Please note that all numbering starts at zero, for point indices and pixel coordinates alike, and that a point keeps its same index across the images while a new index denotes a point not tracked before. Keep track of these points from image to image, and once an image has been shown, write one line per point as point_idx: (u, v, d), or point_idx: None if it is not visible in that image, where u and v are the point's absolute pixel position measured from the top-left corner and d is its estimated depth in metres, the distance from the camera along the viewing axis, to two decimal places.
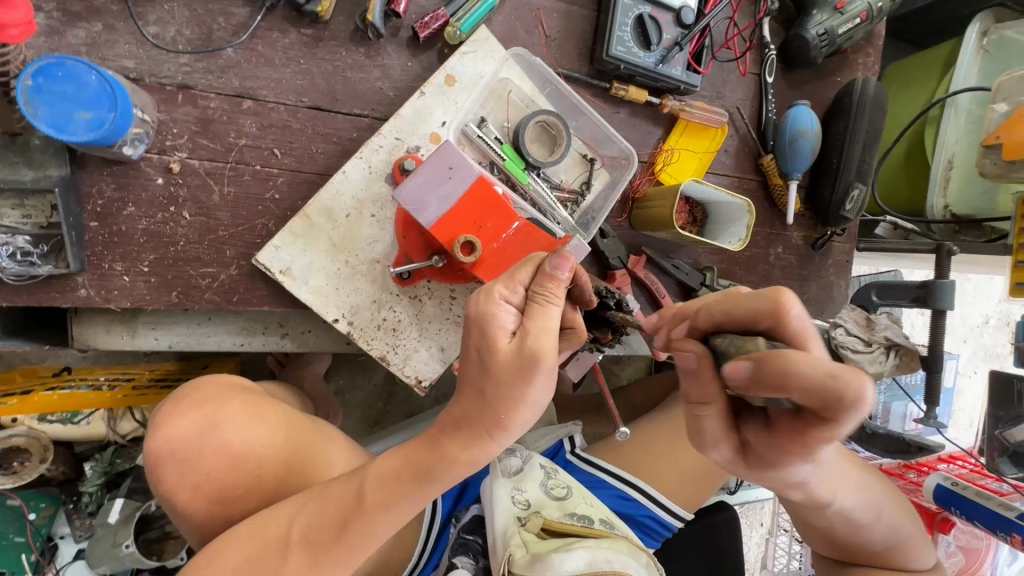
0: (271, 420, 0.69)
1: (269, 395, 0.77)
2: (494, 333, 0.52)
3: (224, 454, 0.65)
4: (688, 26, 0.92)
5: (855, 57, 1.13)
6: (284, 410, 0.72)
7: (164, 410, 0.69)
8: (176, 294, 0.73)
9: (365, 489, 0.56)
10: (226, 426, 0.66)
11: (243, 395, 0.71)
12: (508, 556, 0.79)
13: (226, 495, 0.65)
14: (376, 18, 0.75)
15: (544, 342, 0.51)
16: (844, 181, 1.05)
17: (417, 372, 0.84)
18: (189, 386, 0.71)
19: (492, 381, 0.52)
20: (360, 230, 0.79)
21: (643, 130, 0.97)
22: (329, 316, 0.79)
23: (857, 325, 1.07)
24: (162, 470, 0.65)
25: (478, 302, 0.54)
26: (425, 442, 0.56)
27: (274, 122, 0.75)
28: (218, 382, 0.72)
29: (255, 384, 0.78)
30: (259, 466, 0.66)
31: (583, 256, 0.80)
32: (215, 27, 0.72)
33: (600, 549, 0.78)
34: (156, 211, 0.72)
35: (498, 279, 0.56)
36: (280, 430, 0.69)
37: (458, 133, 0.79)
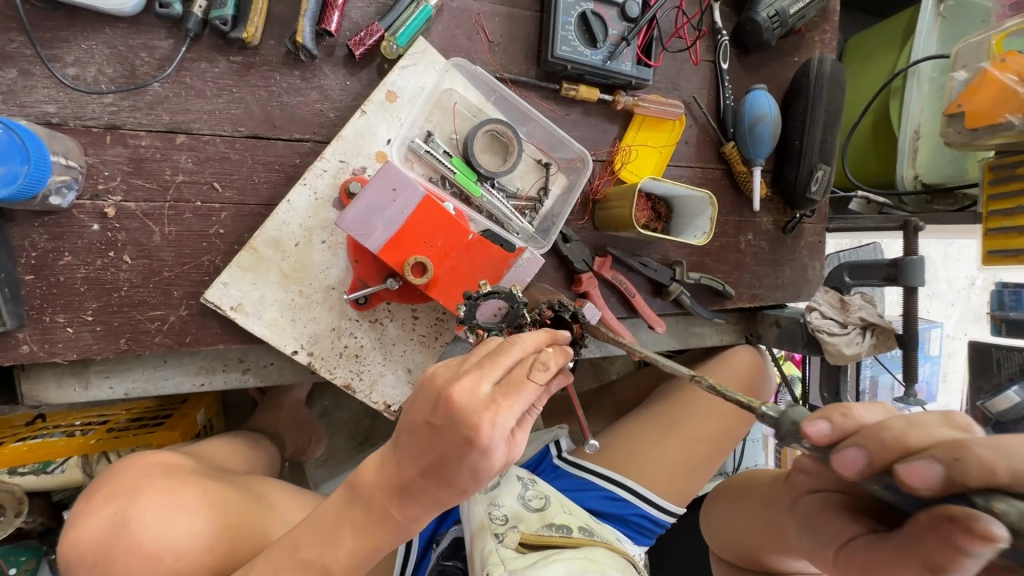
0: (185, 505, 0.67)
1: (198, 470, 0.77)
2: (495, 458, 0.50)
3: (134, 551, 0.62)
4: (634, 19, 0.90)
5: (811, 35, 1.12)
6: (202, 489, 0.71)
7: (81, 509, 0.68)
8: (125, 341, 0.71)
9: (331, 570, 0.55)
10: (136, 521, 0.64)
11: (158, 479, 0.69)
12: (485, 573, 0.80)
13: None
14: (306, 40, 0.73)
15: (522, 443, 0.54)
16: (807, 163, 1.03)
17: (384, 398, 0.83)
18: (114, 474, 0.71)
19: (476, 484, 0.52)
20: (311, 258, 0.77)
21: (599, 129, 0.96)
22: (287, 349, 0.77)
23: (830, 307, 1.05)
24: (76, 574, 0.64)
25: (489, 435, 0.48)
26: (382, 524, 0.55)
27: (211, 155, 0.73)
28: (137, 471, 0.71)
29: (182, 460, 0.77)
30: (177, 556, 0.63)
31: (534, 269, 0.75)
32: (138, 63, 0.69)
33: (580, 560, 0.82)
34: (95, 258, 0.69)
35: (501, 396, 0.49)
36: (198, 514, 0.66)
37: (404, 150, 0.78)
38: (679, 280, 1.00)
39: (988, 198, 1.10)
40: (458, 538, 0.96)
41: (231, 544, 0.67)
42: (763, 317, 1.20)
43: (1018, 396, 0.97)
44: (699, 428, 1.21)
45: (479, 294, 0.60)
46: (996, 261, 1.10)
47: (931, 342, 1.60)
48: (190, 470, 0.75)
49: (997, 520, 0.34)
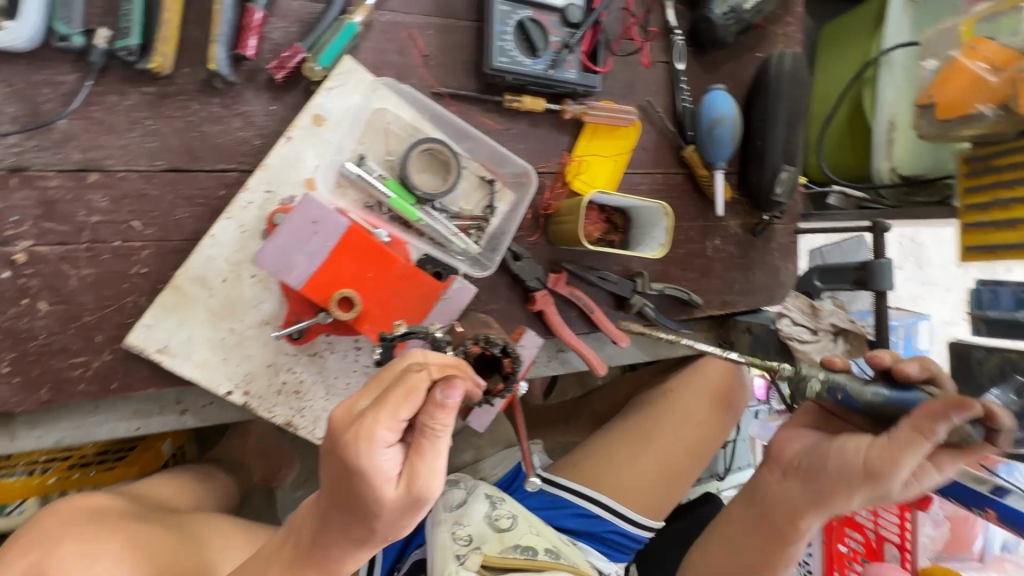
0: (111, 551, 0.61)
1: (134, 509, 0.71)
2: (378, 485, 0.50)
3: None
4: (577, 25, 0.86)
5: (773, 28, 1.07)
6: (131, 532, 0.65)
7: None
8: (46, 391, 0.68)
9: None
10: (56, 571, 0.59)
11: (84, 525, 0.64)
12: None
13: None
14: (220, 66, 0.69)
15: (428, 481, 0.51)
16: (771, 164, 0.99)
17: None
18: (37, 520, 0.66)
19: (384, 520, 0.51)
20: (241, 293, 0.74)
21: (549, 140, 0.92)
22: (221, 389, 0.74)
23: (801, 314, 1.03)
24: None
25: (356, 452, 0.49)
26: (311, 566, 0.55)
27: (128, 192, 0.70)
28: (63, 514, 0.66)
29: (113, 499, 0.72)
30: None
31: (467, 296, 0.73)
32: (41, 100, 0.66)
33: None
34: (8, 307, 0.66)
35: (379, 419, 0.49)
36: (125, 560, 0.61)
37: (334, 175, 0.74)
38: (641, 292, 0.96)
39: (964, 191, 1.06)
40: (420, 560, 0.94)
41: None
42: (735, 324, 1.15)
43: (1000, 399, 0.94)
44: (677, 437, 1.16)
45: (395, 334, 0.56)
46: (972, 258, 1.05)
47: (920, 336, 1.56)
48: (125, 512, 0.69)
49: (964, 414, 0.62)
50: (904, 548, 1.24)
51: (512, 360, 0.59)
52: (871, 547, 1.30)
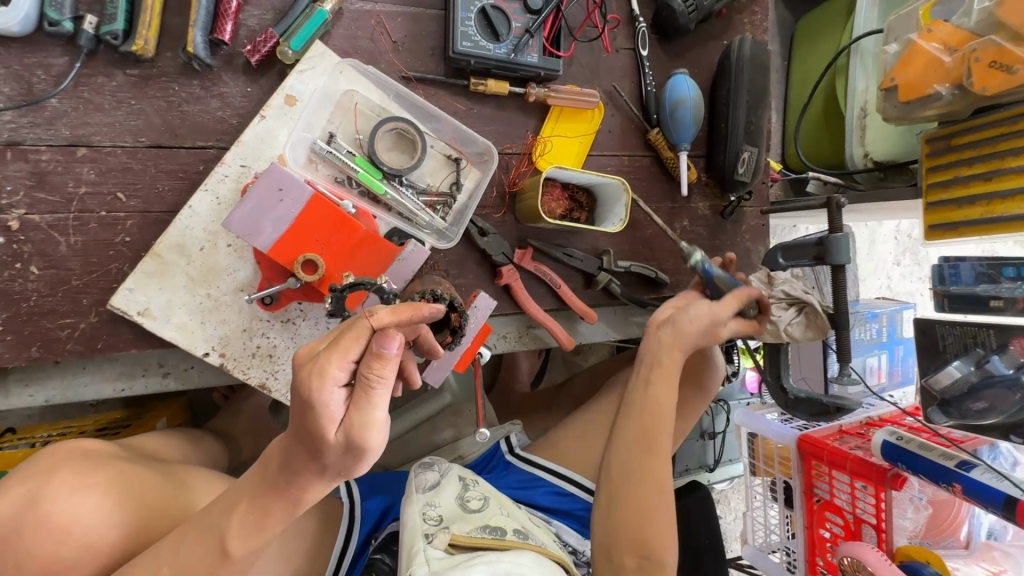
0: (98, 485, 0.66)
1: (124, 457, 0.75)
2: (324, 423, 0.53)
3: (45, 528, 0.62)
4: (538, 11, 0.90)
5: (738, 17, 1.11)
6: (119, 472, 0.69)
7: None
8: (36, 349, 0.74)
9: (226, 541, 0.59)
10: (45, 500, 0.63)
11: (76, 462, 0.68)
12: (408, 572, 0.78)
13: (51, 568, 0.61)
14: (198, 50, 0.75)
15: (370, 426, 0.53)
16: (733, 145, 1.02)
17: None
18: (37, 456, 0.70)
19: (331, 459, 0.55)
20: (217, 261, 0.79)
21: (516, 122, 0.96)
22: (198, 351, 0.79)
23: (756, 283, 1.05)
24: None
25: (310, 385, 0.52)
26: (277, 495, 0.59)
27: (113, 166, 0.76)
28: (58, 452, 0.70)
29: (106, 445, 0.76)
30: (89, 535, 0.63)
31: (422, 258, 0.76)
32: (35, 81, 0.72)
33: (502, 564, 0.79)
34: (2, 270, 0.72)
35: (330, 359, 0.53)
36: (111, 493, 0.66)
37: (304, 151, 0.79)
38: (607, 269, 0.99)
39: (928, 170, 1.08)
40: (393, 532, 0.96)
41: (144, 528, 0.67)
42: None
43: (960, 371, 0.96)
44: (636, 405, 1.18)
45: (345, 286, 0.60)
46: (938, 236, 1.07)
47: (905, 324, 1.57)
48: (114, 455, 0.74)
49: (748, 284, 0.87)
50: (880, 527, 1.24)
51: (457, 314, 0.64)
52: (850, 529, 1.31)
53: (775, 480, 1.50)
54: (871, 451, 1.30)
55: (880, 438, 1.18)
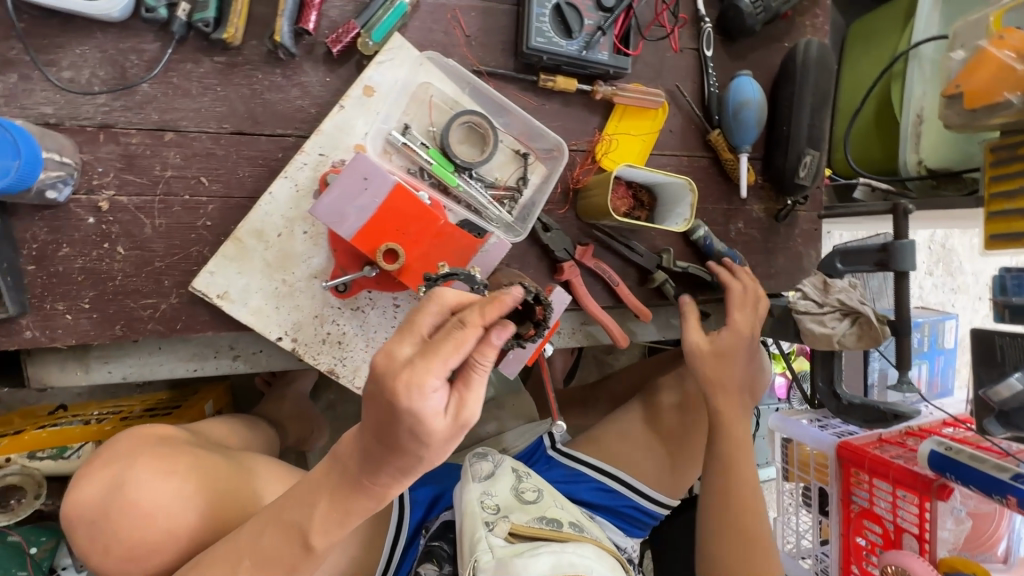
0: (179, 471, 0.69)
1: (195, 442, 0.78)
2: (430, 423, 0.49)
3: (130, 513, 0.64)
4: (610, 9, 0.90)
5: (801, 20, 1.10)
6: (195, 458, 0.72)
7: (82, 469, 0.70)
8: (120, 328, 0.76)
9: (308, 534, 0.59)
10: (132, 484, 0.66)
11: (155, 447, 0.71)
12: (474, 561, 0.80)
13: (136, 551, 0.64)
14: (284, 39, 0.76)
15: (473, 410, 0.51)
16: (795, 148, 1.02)
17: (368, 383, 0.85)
18: (114, 440, 0.73)
19: (428, 448, 0.52)
20: (293, 248, 0.81)
21: (580, 119, 0.96)
22: (272, 335, 0.81)
23: (811, 289, 1.04)
24: (76, 530, 0.66)
25: (406, 399, 0.48)
26: (357, 492, 0.58)
27: (198, 151, 0.77)
28: (137, 438, 0.73)
29: (178, 430, 0.79)
30: (170, 520, 0.65)
31: (505, 250, 0.78)
32: (128, 65, 0.73)
33: (567, 555, 0.81)
34: (91, 249, 0.74)
35: (429, 367, 0.48)
36: (190, 479, 0.69)
37: (381, 142, 0.80)
38: (665, 267, 0.98)
39: (990, 180, 1.07)
40: (447, 521, 0.97)
41: (217, 516, 0.69)
42: None
43: (1020, 383, 0.94)
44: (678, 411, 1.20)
45: (439, 275, 0.63)
46: (998, 246, 1.06)
47: (946, 335, 1.55)
48: (186, 441, 0.76)
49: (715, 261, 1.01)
50: (922, 539, 1.24)
51: (543, 308, 0.64)
52: (890, 538, 1.29)
53: (809, 486, 1.50)
54: (913, 461, 1.28)
55: (927, 448, 1.18)
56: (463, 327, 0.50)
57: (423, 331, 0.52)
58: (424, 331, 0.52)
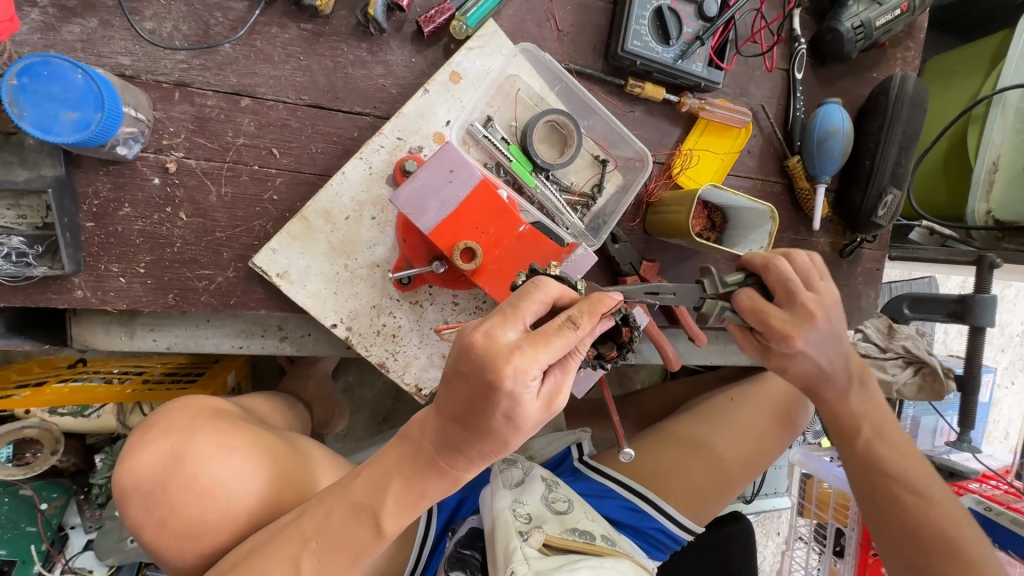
0: (239, 448, 0.67)
1: (247, 418, 0.76)
2: (523, 410, 0.47)
3: (188, 487, 0.62)
4: (711, 19, 0.86)
5: (894, 51, 1.06)
6: (252, 434, 0.70)
7: (134, 436, 0.67)
8: (173, 296, 0.72)
9: (382, 520, 0.54)
10: (192, 457, 0.63)
11: (213, 420, 0.69)
12: (511, 571, 0.76)
13: (192, 530, 0.63)
14: (377, 13, 0.72)
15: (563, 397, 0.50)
16: (877, 184, 0.98)
17: (417, 381, 0.82)
18: (165, 408, 0.70)
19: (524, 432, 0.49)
20: (359, 233, 0.77)
21: (661, 130, 0.92)
22: (327, 321, 0.77)
23: (874, 332, 1.02)
24: (128, 502, 0.63)
25: (510, 384, 0.45)
26: (433, 475, 0.53)
27: (273, 121, 0.73)
28: (192, 407, 0.70)
29: (228, 404, 0.76)
30: (228, 500, 0.64)
31: (585, 268, 0.74)
32: (212, 22, 0.69)
33: (605, 569, 0.80)
34: (152, 212, 0.70)
35: (539, 352, 0.46)
36: (250, 457, 0.67)
37: (463, 132, 0.76)
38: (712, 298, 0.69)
39: None
40: (475, 530, 0.94)
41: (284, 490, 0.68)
42: None
43: None
44: (726, 438, 1.15)
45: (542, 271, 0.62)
46: None
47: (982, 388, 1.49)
48: (240, 417, 0.74)
49: (742, 295, 0.71)
50: None
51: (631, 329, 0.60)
52: None
53: (826, 525, 1.45)
54: None
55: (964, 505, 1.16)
56: (577, 329, 0.48)
57: (525, 318, 0.49)
58: (526, 318, 0.50)
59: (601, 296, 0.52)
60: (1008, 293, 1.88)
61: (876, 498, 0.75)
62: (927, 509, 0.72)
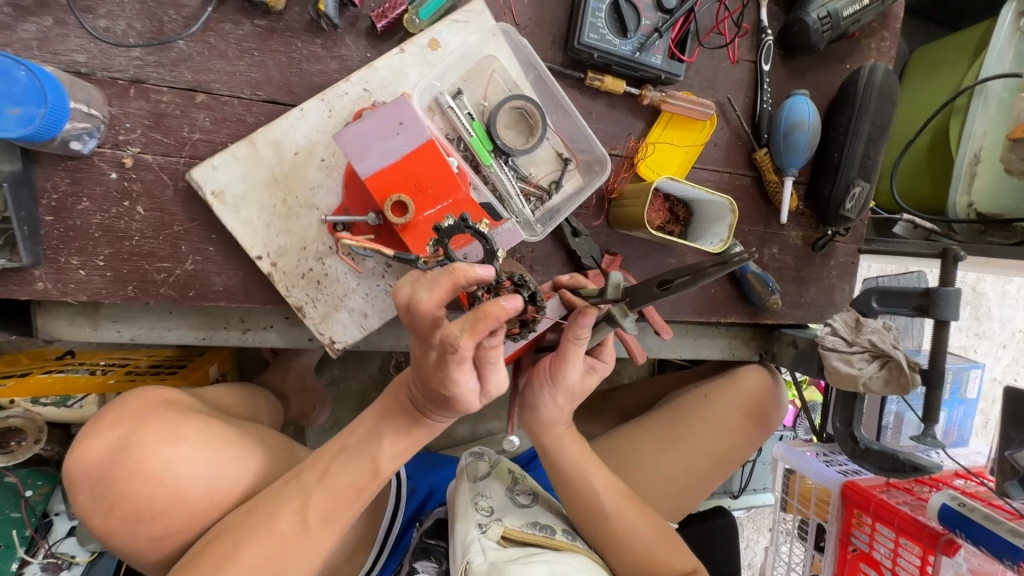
0: (187, 436, 0.68)
1: (201, 407, 0.77)
2: (463, 394, 0.56)
3: (138, 474, 0.65)
4: (670, 11, 0.86)
5: (868, 41, 1.04)
6: (202, 423, 0.71)
7: (87, 426, 0.69)
8: (132, 289, 0.74)
9: (379, 461, 0.64)
10: (139, 446, 0.65)
11: (161, 412, 0.70)
12: (467, 563, 0.78)
13: (144, 514, 0.65)
14: (328, 8, 0.73)
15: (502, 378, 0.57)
16: (845, 177, 0.97)
17: (332, 333, 0.81)
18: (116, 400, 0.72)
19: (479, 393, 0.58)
20: (306, 173, 0.77)
21: (623, 123, 0.92)
22: (252, 252, 0.76)
23: (842, 326, 1.01)
24: (81, 489, 0.66)
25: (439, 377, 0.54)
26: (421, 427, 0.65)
27: (228, 116, 0.75)
28: (143, 399, 0.72)
29: (186, 394, 0.78)
30: (180, 484, 0.66)
31: (514, 241, 0.76)
32: (166, 20, 0.71)
33: (560, 565, 0.78)
34: (110, 206, 0.72)
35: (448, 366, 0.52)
36: (200, 443, 0.69)
37: (428, 98, 0.77)
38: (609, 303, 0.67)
39: None
40: (442, 518, 0.96)
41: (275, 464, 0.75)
42: (782, 335, 1.17)
43: None
44: (705, 435, 1.14)
45: (473, 226, 0.62)
46: None
47: (970, 384, 1.46)
48: (192, 407, 0.76)
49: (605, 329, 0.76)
50: None
51: (536, 308, 0.59)
52: None
53: (807, 520, 1.43)
54: (920, 510, 1.22)
55: (939, 500, 1.14)
56: (453, 347, 0.49)
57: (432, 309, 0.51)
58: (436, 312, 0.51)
59: (493, 305, 0.48)
60: (1007, 289, 1.84)
61: (589, 514, 0.87)
62: (620, 528, 0.86)
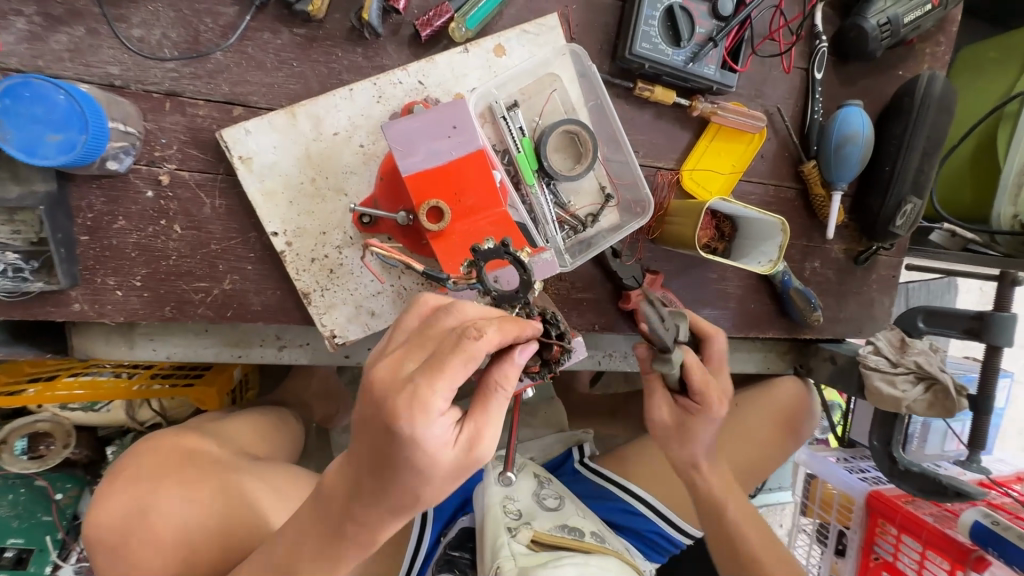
0: (205, 497, 0.68)
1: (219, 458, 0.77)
2: (435, 450, 0.44)
3: (153, 539, 0.63)
4: (725, 18, 0.82)
5: (924, 47, 0.99)
6: (220, 480, 0.71)
7: (101, 487, 0.68)
8: (169, 310, 0.72)
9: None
10: (159, 506, 0.65)
11: (178, 468, 0.70)
12: (496, 566, 0.75)
13: None
14: (372, 18, 0.69)
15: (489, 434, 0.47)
16: (896, 193, 0.93)
17: (333, 328, 0.77)
18: (131, 456, 0.71)
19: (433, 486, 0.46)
20: (341, 154, 0.74)
21: (669, 135, 0.88)
22: (268, 227, 0.72)
23: (886, 345, 0.98)
24: (97, 555, 0.65)
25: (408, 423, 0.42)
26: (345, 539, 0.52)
27: None
28: (162, 453, 0.72)
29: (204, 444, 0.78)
30: (194, 551, 0.64)
31: (546, 273, 0.67)
32: (202, 28, 0.67)
33: (591, 566, 0.75)
34: (147, 225, 0.70)
35: (430, 395, 0.42)
36: (217, 505, 0.68)
37: (482, 104, 0.74)
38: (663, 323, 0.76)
39: None
40: (467, 530, 0.95)
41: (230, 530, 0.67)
42: (818, 350, 1.14)
43: None
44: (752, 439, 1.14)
45: (512, 253, 0.57)
46: None
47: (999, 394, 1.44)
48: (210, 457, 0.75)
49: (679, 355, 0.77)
50: None
51: (561, 350, 0.57)
52: None
53: (829, 526, 1.43)
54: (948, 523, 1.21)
55: (971, 516, 1.13)
56: (471, 340, 0.42)
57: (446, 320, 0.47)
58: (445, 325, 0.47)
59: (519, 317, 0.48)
60: None
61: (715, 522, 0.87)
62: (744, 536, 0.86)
